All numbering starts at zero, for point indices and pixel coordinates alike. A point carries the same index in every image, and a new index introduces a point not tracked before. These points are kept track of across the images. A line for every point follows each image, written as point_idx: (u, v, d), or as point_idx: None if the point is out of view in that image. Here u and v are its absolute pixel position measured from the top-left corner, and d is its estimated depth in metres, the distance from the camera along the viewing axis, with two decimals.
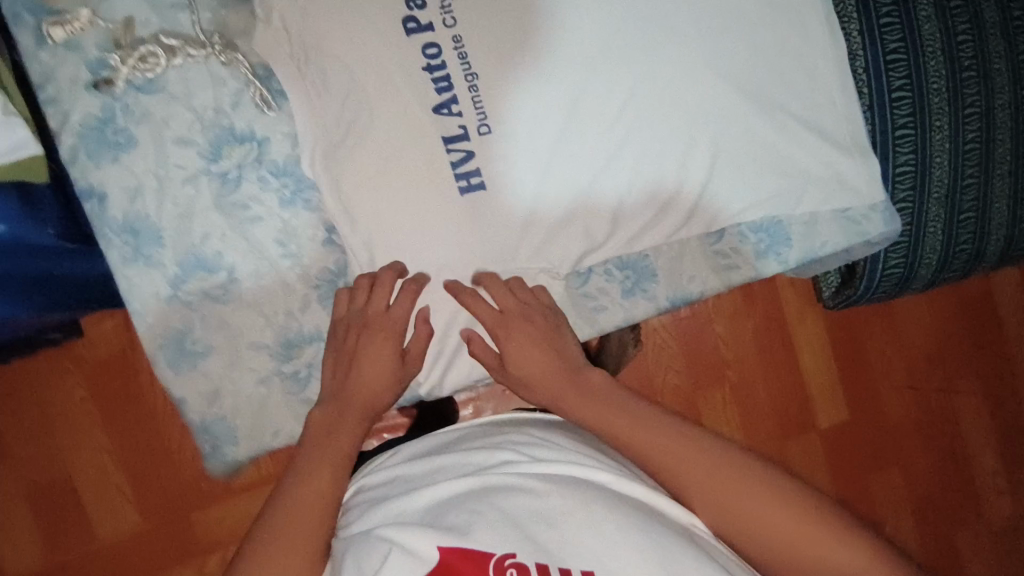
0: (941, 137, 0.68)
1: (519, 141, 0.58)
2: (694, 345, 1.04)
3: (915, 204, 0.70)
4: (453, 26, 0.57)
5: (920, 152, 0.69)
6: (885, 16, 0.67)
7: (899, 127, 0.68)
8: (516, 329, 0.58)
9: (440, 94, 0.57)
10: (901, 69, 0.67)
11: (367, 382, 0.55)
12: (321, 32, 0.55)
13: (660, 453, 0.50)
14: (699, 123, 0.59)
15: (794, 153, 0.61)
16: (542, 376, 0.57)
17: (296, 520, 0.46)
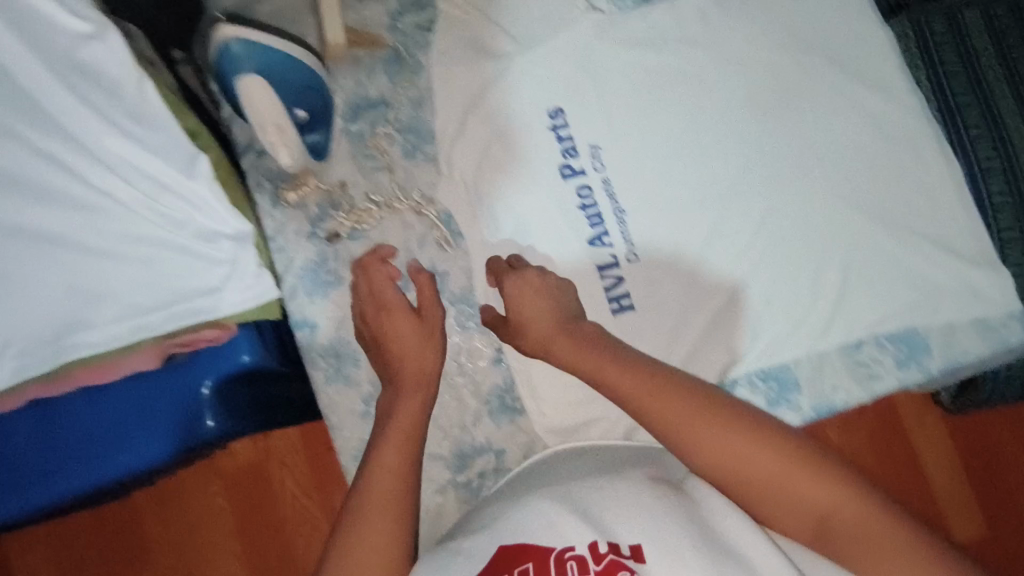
0: None
1: (663, 264, 0.65)
2: None
3: None
4: (602, 170, 0.67)
5: None
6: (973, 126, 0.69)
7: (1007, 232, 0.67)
8: (522, 291, 0.59)
9: (593, 227, 0.66)
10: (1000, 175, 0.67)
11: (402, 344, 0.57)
12: (494, 182, 0.66)
13: (744, 468, 0.47)
14: (826, 242, 0.66)
15: (923, 267, 0.65)
16: (543, 328, 0.57)
17: (376, 508, 0.47)
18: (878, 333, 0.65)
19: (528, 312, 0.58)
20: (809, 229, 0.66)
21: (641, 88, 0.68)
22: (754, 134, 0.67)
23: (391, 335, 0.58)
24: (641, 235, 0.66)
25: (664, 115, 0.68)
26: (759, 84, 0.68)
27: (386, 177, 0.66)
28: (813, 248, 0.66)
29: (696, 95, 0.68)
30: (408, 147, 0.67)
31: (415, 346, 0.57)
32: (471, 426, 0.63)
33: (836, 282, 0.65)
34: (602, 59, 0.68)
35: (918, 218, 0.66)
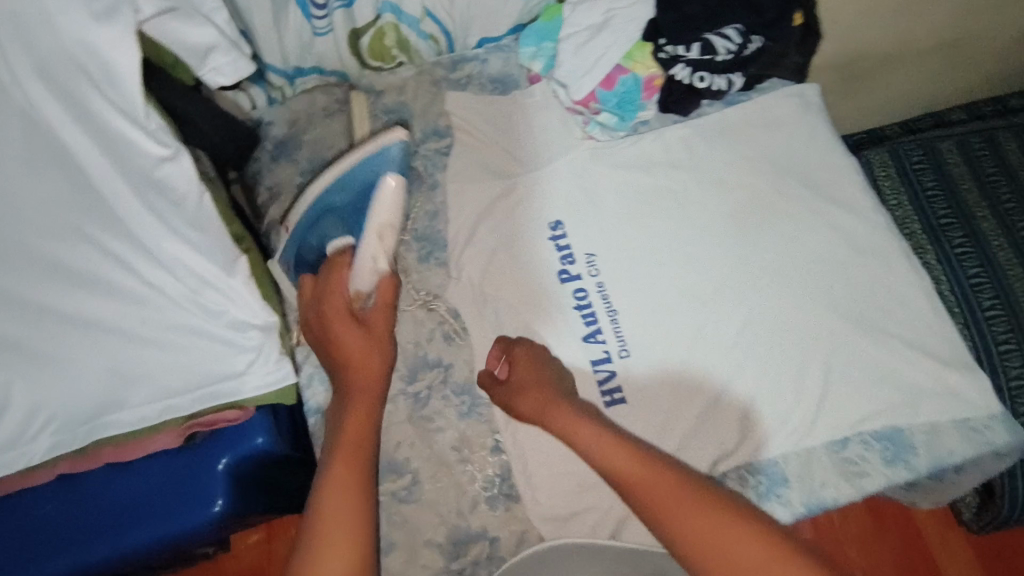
0: None
1: (653, 361, 0.70)
2: None
3: None
4: (597, 275, 0.74)
5: None
6: (959, 248, 0.88)
7: (999, 340, 0.82)
8: (526, 365, 0.65)
9: (587, 325, 0.71)
10: (987, 291, 0.85)
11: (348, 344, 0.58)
12: (498, 284, 0.73)
13: (719, 555, 0.44)
14: (807, 345, 0.71)
15: (902, 369, 0.69)
16: (537, 394, 0.61)
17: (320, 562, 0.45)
18: (862, 431, 0.68)
19: (527, 381, 0.63)
20: (787, 334, 0.71)
21: (632, 204, 0.76)
22: (734, 246, 0.75)
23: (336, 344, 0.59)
24: (634, 333, 0.71)
25: (653, 227, 0.75)
26: (737, 203, 0.76)
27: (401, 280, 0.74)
28: (793, 350, 0.71)
29: (683, 211, 0.76)
30: (423, 253, 0.75)
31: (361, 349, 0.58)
32: (469, 513, 0.66)
33: (817, 381, 0.69)
34: (597, 180, 0.77)
35: (893, 324, 0.71)
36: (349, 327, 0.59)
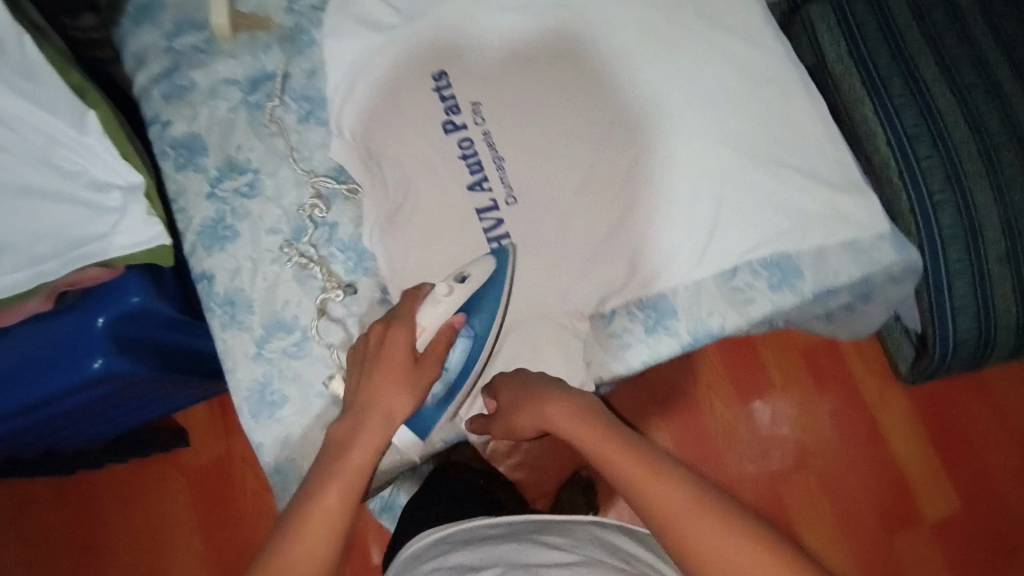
0: (974, 168, 0.85)
1: (542, 207, 0.69)
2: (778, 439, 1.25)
3: (965, 231, 0.86)
4: (483, 123, 0.71)
5: (954, 183, 0.85)
6: (888, 77, 0.88)
7: (924, 162, 0.86)
8: (511, 391, 0.63)
9: (473, 175, 0.70)
10: (915, 118, 0.87)
11: (378, 392, 0.57)
12: (381, 138, 0.71)
13: (688, 527, 0.47)
14: (699, 179, 0.69)
15: (794, 197, 0.68)
16: (529, 402, 0.60)
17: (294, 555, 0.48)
18: (750, 261, 0.68)
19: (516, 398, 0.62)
20: (679, 170, 0.69)
21: (519, 50, 0.73)
22: (626, 84, 0.71)
23: (373, 383, 0.58)
24: (523, 180, 0.70)
25: (541, 70, 0.72)
26: (630, 38, 0.72)
27: (281, 142, 0.71)
28: (685, 185, 0.69)
29: (574, 53, 0.72)
30: (302, 113, 0.72)
31: (394, 385, 0.57)
32: None
33: (708, 214, 0.68)
34: (484, 27, 0.73)
35: (786, 152, 0.69)
36: (391, 374, 0.58)
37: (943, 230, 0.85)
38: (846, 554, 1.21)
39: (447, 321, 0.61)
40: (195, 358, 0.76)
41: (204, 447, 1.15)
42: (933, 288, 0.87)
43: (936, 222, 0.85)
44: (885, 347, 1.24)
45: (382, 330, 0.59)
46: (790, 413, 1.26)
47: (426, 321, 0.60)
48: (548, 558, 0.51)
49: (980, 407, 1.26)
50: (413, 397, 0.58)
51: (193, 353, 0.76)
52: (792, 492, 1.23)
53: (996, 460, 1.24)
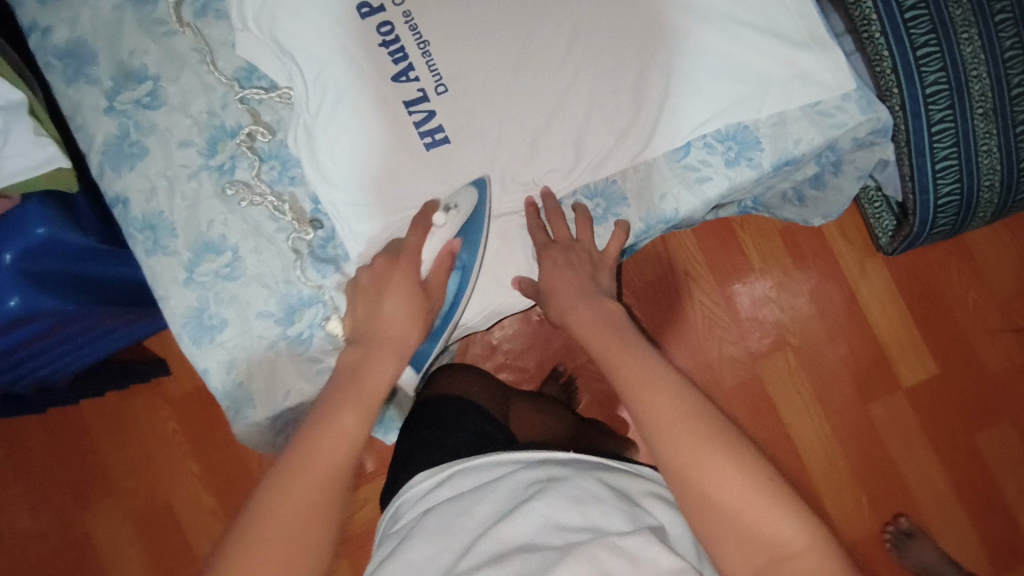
0: (963, 10, 0.77)
1: (475, 94, 0.63)
2: (770, 334, 1.24)
3: (951, 83, 0.78)
4: (403, 4, 0.63)
5: (940, 29, 0.77)
6: None
7: (910, 7, 0.76)
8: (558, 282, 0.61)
9: (397, 64, 0.63)
10: None
11: (386, 321, 0.58)
12: (288, 27, 0.63)
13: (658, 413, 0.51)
14: (645, 45, 0.62)
15: (750, 59, 0.62)
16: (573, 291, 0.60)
17: (296, 498, 0.46)
18: (701, 135, 0.63)
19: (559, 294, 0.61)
20: (623, 39, 0.62)
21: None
22: None
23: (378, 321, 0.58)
24: (454, 64, 0.63)
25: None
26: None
27: (180, 41, 0.64)
28: (630, 54, 0.62)
29: None
30: (197, 6, 0.65)
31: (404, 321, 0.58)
32: (297, 280, 0.64)
33: (657, 87, 0.62)
34: None
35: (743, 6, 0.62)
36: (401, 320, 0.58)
37: (929, 85, 0.78)
38: (824, 423, 1.24)
39: (445, 248, 0.62)
40: (131, 289, 0.73)
41: (185, 373, 1.14)
42: (915, 153, 0.81)
43: (921, 76, 0.77)
44: (866, 218, 1.20)
45: (388, 262, 0.60)
46: (769, 294, 1.24)
47: (426, 252, 0.62)
48: (540, 511, 0.51)
49: (962, 271, 1.24)
50: (418, 325, 0.59)
51: (128, 284, 0.72)
52: (771, 370, 1.24)
53: (981, 327, 1.24)
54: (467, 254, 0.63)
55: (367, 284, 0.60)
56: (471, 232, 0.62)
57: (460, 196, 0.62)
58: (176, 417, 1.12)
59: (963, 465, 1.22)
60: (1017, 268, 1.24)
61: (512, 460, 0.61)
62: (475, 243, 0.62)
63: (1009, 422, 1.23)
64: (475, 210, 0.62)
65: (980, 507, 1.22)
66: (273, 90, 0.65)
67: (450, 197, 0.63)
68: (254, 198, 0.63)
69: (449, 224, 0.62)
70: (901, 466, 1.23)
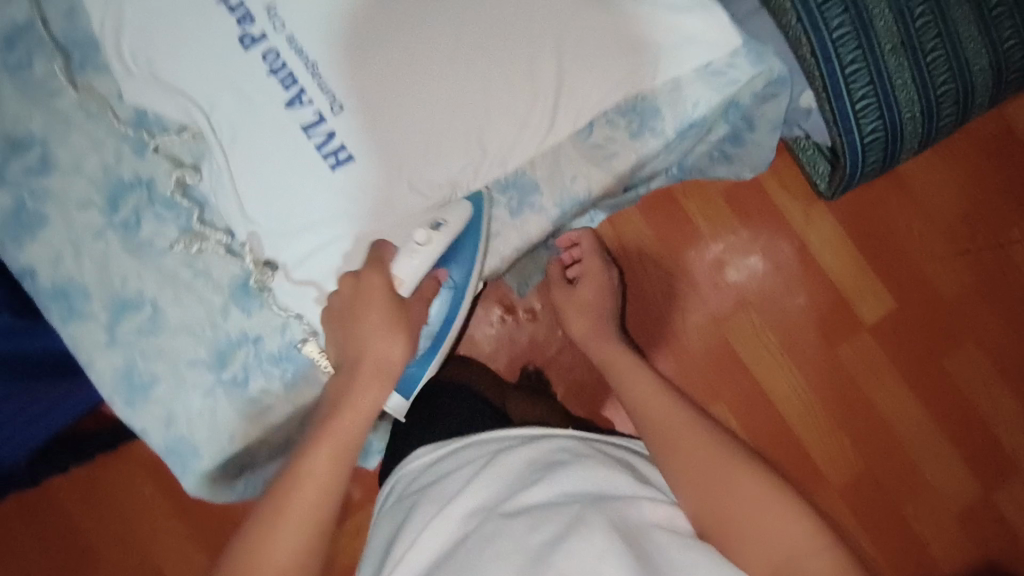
0: None
1: (372, 109, 0.62)
2: (728, 297, 1.25)
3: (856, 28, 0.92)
4: (283, 29, 0.63)
5: None
6: None
7: None
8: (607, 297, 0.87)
9: (288, 90, 0.63)
10: None
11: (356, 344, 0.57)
12: (174, 70, 0.63)
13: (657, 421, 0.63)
14: (531, 33, 0.62)
15: (637, 29, 0.62)
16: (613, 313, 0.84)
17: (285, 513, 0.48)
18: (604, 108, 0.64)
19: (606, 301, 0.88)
20: (507, 29, 0.62)
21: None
22: None
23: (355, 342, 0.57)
24: (345, 80, 0.63)
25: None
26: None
27: (66, 101, 0.63)
28: (517, 42, 0.62)
29: None
30: (78, 62, 0.64)
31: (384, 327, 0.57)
32: (224, 322, 0.62)
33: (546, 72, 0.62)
34: None
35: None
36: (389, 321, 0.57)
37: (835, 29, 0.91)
38: (796, 375, 1.25)
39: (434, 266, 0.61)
40: (67, 362, 0.72)
41: None
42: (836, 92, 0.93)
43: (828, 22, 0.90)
44: (801, 166, 1.23)
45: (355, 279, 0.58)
46: (722, 257, 1.25)
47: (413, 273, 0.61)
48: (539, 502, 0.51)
49: (901, 202, 1.28)
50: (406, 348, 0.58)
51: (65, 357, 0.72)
52: (736, 330, 1.25)
53: (930, 254, 1.27)
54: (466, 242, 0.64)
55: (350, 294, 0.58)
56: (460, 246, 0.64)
57: (453, 214, 0.62)
58: (149, 482, 1.10)
59: (937, 391, 1.25)
60: (953, 191, 1.28)
61: (513, 434, 0.62)
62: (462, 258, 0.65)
63: (972, 342, 1.26)
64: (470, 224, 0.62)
65: (959, 428, 1.24)
66: (184, 130, 0.64)
67: (445, 212, 0.61)
68: (199, 245, 0.62)
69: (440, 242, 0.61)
70: (877, 404, 1.25)
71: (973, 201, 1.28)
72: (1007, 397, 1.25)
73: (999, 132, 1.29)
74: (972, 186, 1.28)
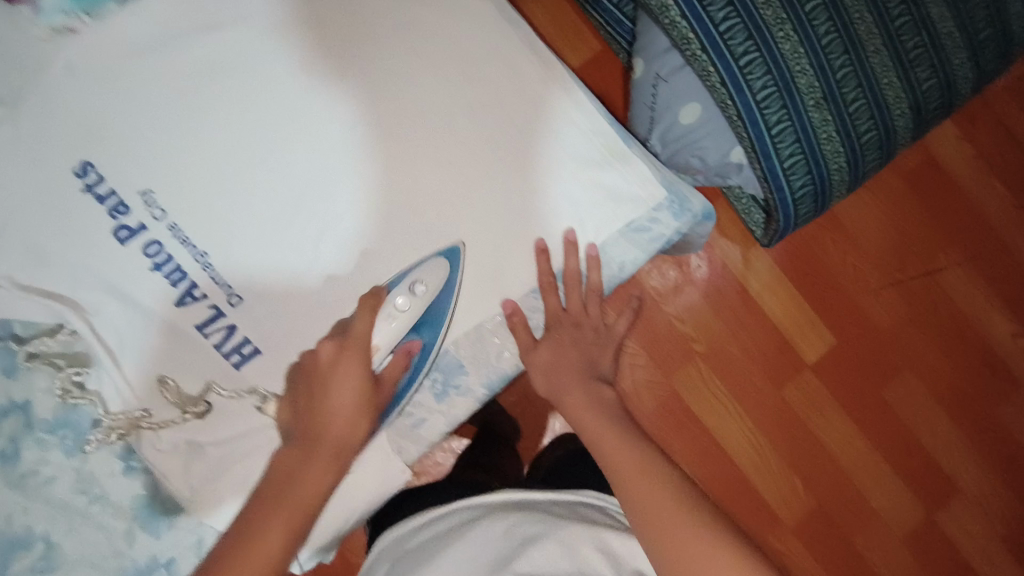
0: (789, 37, 0.96)
1: (275, 294, 0.61)
2: (674, 350, 1.24)
3: (782, 91, 0.96)
4: (165, 216, 0.61)
5: (762, 46, 0.94)
6: None
7: None
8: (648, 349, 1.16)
9: (177, 286, 0.60)
10: None
11: (331, 420, 0.56)
12: (47, 274, 0.59)
13: None
14: (442, 203, 0.64)
15: (546, 189, 0.64)
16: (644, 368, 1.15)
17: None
18: (553, 289, 0.65)
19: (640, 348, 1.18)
20: (418, 200, 0.64)
21: (213, 96, 0.63)
22: (348, 120, 0.64)
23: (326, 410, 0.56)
24: (252, 270, 0.61)
25: (255, 121, 0.63)
26: (324, 48, 0.64)
27: None
28: (444, 216, 0.64)
29: (266, 101, 0.63)
30: None
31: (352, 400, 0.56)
32: (129, 548, 0.60)
33: (473, 244, 0.63)
34: (150, 105, 0.62)
35: (542, 146, 0.65)
36: (352, 412, 0.56)
37: (759, 91, 0.96)
38: (746, 420, 1.26)
39: (402, 346, 0.59)
40: None
41: None
42: (762, 156, 0.99)
43: (750, 86, 0.95)
44: (738, 214, 1.23)
45: (335, 349, 0.57)
46: (664, 311, 1.24)
47: (380, 338, 0.58)
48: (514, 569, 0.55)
49: (835, 239, 1.29)
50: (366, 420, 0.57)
51: None
52: (685, 382, 1.25)
53: (864, 289, 1.29)
54: (429, 335, 0.61)
55: (320, 371, 0.57)
56: (428, 325, 0.60)
57: (427, 274, 0.60)
58: None
59: (880, 422, 1.28)
60: (883, 224, 1.30)
61: (485, 502, 0.66)
62: (436, 322, 0.61)
63: (910, 371, 1.30)
64: (444, 287, 0.60)
65: (902, 455, 1.28)
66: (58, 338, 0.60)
67: (416, 274, 0.60)
68: (115, 436, 0.59)
69: (413, 304, 0.59)
70: (825, 441, 1.27)
71: (902, 234, 1.30)
72: (944, 419, 1.29)
73: (922, 163, 1.31)
74: (900, 217, 1.30)
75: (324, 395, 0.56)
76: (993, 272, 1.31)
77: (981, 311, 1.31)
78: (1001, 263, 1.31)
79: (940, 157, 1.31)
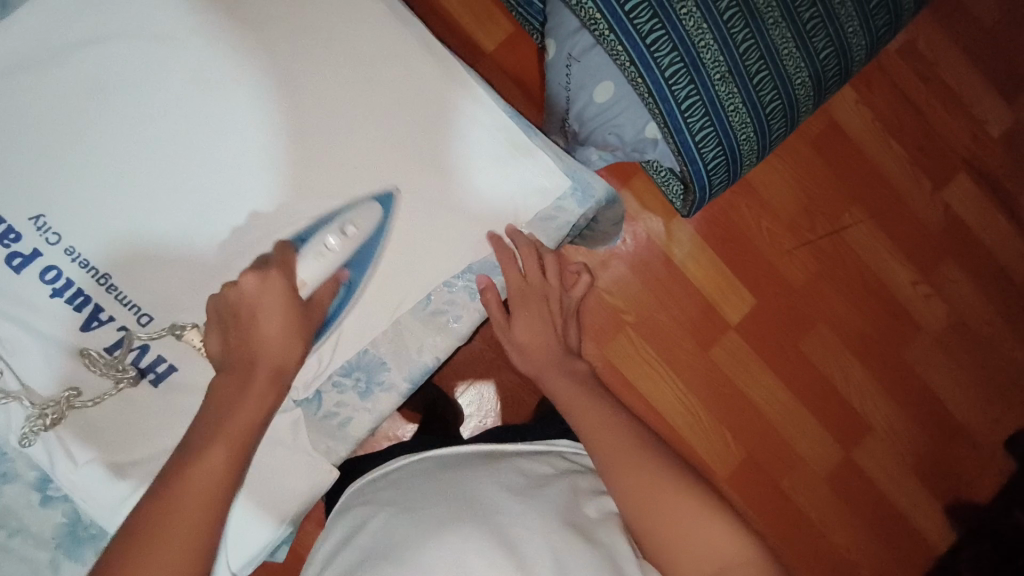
0: (692, 13, 0.99)
1: (182, 310, 0.63)
2: (605, 321, 1.29)
3: (689, 67, 1.00)
4: (60, 241, 0.61)
5: (667, 23, 0.98)
6: None
7: None
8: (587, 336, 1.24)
9: (82, 310, 0.61)
10: None
11: (265, 336, 0.59)
12: None
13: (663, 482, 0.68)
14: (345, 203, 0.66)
15: (450, 188, 0.67)
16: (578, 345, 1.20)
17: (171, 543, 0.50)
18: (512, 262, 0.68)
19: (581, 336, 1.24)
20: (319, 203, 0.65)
21: (104, 116, 0.63)
22: (246, 126, 0.65)
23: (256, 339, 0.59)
24: (165, 295, 0.62)
25: (148, 139, 0.63)
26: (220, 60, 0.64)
27: None
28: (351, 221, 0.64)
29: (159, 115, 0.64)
30: None
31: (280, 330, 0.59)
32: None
33: (407, 228, 0.66)
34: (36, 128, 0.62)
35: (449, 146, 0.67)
36: (282, 332, 0.59)
37: (666, 67, 0.99)
38: (677, 383, 1.33)
39: (331, 274, 0.63)
40: None
41: None
42: (675, 129, 1.03)
43: (658, 62, 0.98)
44: (657, 186, 1.28)
45: (261, 280, 0.60)
46: (594, 285, 1.29)
47: (303, 273, 0.62)
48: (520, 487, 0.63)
49: (750, 204, 1.35)
50: (298, 345, 0.60)
51: None
52: (617, 352, 1.30)
53: (779, 249, 1.37)
54: (357, 273, 0.64)
55: (251, 304, 0.59)
56: (358, 262, 0.64)
57: (360, 214, 0.64)
58: None
59: (799, 372, 1.38)
60: (794, 185, 1.37)
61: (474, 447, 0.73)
62: (363, 258, 0.65)
63: (824, 324, 1.39)
64: (377, 227, 0.65)
65: (819, 401, 1.38)
66: None
67: (348, 216, 0.64)
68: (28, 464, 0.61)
69: (344, 246, 0.63)
70: (751, 395, 1.36)
71: (810, 196, 1.38)
72: (855, 365, 1.40)
73: (826, 127, 1.39)
74: (808, 179, 1.38)
75: (257, 321, 0.59)
76: (895, 228, 1.41)
77: (885, 263, 1.41)
78: (902, 218, 1.41)
79: (843, 121, 1.39)
